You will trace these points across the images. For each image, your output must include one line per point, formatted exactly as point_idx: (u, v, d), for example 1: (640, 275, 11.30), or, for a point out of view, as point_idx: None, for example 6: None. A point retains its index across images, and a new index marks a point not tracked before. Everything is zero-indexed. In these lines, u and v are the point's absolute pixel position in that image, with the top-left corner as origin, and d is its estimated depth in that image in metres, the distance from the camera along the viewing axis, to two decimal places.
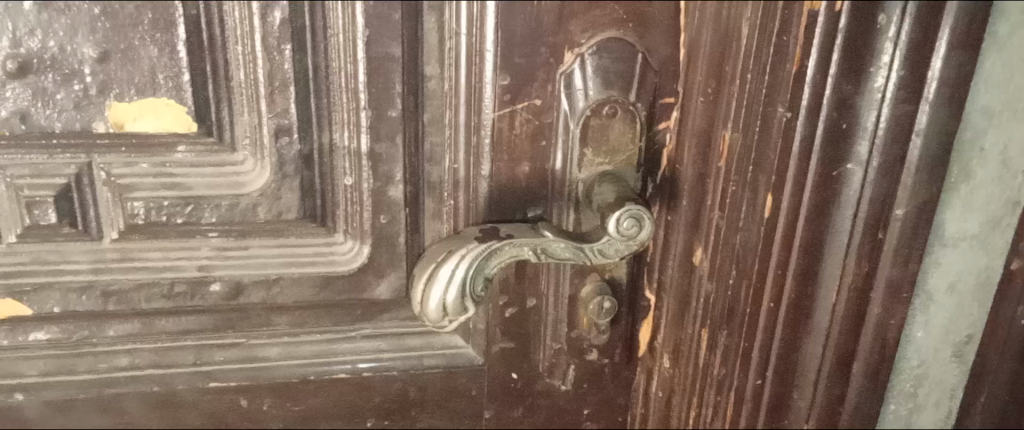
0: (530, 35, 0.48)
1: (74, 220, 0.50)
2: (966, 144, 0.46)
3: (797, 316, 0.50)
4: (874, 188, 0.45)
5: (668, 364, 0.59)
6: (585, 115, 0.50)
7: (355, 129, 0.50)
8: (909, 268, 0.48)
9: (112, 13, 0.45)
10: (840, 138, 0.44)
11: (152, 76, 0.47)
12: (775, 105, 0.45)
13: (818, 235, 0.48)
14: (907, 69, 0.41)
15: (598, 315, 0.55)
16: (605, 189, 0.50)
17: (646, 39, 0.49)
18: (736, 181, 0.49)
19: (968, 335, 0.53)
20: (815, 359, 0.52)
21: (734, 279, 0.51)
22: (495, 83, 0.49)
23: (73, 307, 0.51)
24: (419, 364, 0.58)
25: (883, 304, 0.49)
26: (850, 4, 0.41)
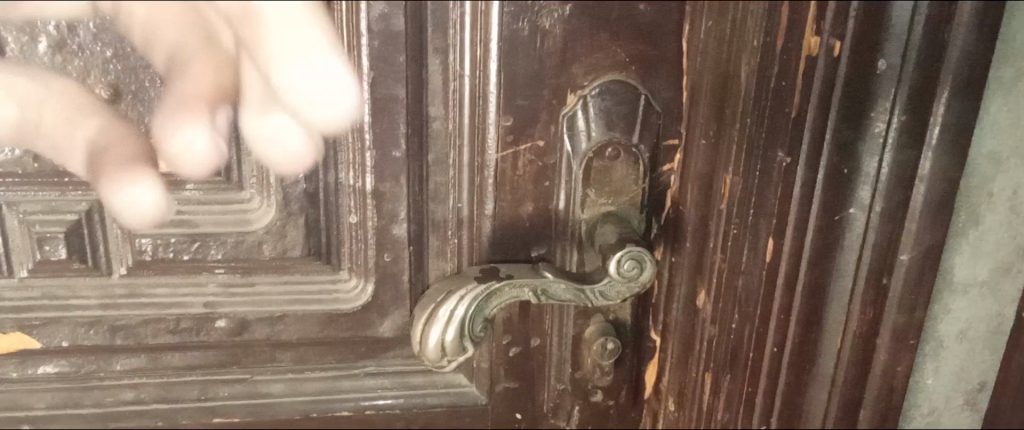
0: (533, 77, 0.48)
1: (84, 256, 0.50)
2: (974, 189, 0.45)
3: (802, 361, 0.50)
4: (877, 234, 0.45)
5: (673, 406, 0.57)
6: (588, 157, 0.50)
7: (360, 169, 0.50)
8: (915, 316, 0.47)
9: (123, 55, 0.45)
10: (840, 184, 0.44)
11: (150, 125, 0.47)
12: (775, 149, 0.44)
13: (820, 281, 0.47)
14: (907, 114, 0.41)
15: (601, 357, 0.55)
16: (606, 230, 0.50)
17: (649, 82, 0.49)
18: (738, 224, 0.46)
19: (980, 382, 0.52)
20: (821, 405, 0.51)
21: (737, 326, 0.49)
22: (498, 124, 0.49)
23: (81, 341, 0.52)
24: (421, 403, 0.58)
25: (890, 351, 0.48)
26: (850, 48, 0.40)
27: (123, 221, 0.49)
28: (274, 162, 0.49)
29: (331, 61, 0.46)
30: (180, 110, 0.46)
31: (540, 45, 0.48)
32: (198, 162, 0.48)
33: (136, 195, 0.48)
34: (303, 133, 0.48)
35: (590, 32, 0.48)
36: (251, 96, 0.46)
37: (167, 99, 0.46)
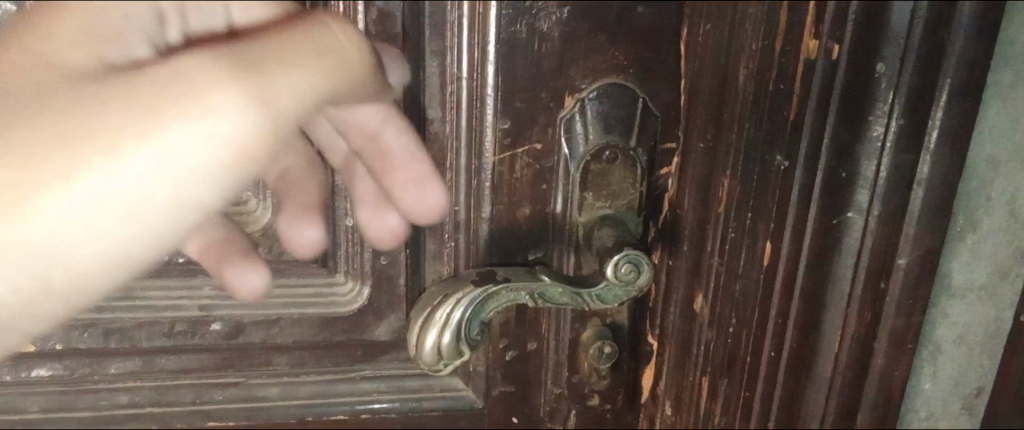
0: (531, 79, 0.48)
1: None
2: (972, 193, 0.45)
3: (799, 367, 0.48)
4: (875, 237, 0.43)
5: (671, 410, 0.57)
6: (585, 160, 0.50)
7: None
8: (913, 321, 0.45)
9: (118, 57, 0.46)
10: (838, 187, 0.43)
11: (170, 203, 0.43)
12: (773, 152, 0.44)
13: (817, 286, 0.46)
14: (906, 117, 0.40)
15: (598, 360, 0.55)
16: (604, 234, 0.50)
17: (647, 85, 0.49)
18: (736, 228, 0.48)
19: (978, 386, 0.50)
20: (820, 413, 0.49)
21: (734, 329, 0.50)
22: (495, 126, 0.49)
23: (75, 344, 0.52)
24: (416, 407, 0.58)
25: (887, 356, 0.46)
26: (847, 50, 0.40)
27: (235, 295, 0.52)
28: (382, 243, 0.53)
29: (423, 162, 0.51)
30: (295, 218, 0.50)
31: (539, 48, 0.48)
32: (311, 245, 0.52)
33: (248, 278, 0.51)
34: (404, 221, 0.52)
35: (588, 35, 0.48)
36: (366, 205, 0.51)
37: (283, 211, 0.50)
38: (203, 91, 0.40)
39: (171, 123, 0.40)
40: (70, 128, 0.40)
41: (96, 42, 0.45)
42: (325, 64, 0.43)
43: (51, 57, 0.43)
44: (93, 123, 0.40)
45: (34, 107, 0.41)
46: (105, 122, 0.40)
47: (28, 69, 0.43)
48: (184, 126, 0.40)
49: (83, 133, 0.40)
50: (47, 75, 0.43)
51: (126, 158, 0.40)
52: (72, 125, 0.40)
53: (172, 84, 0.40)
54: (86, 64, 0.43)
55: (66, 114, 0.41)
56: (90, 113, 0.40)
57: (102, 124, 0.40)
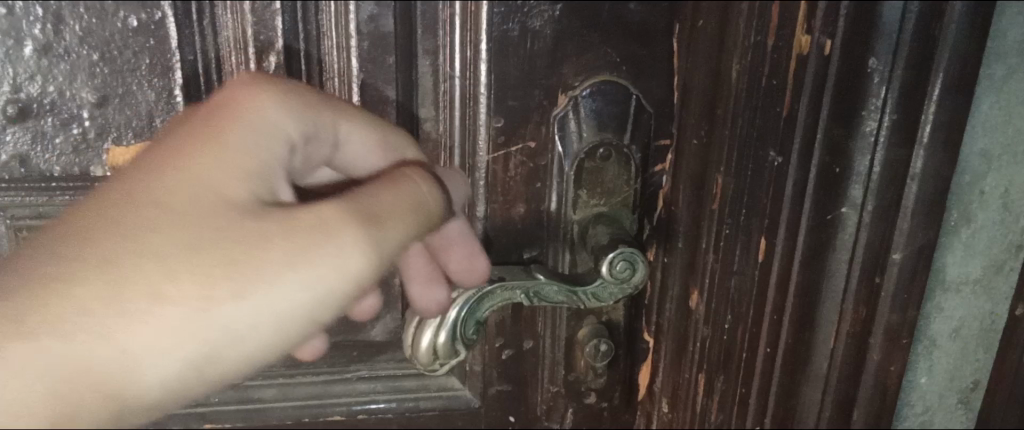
0: (524, 78, 0.48)
1: None
2: (966, 187, 0.45)
3: (795, 362, 0.48)
4: (869, 232, 0.43)
5: (667, 408, 0.57)
6: (580, 158, 0.50)
7: None
8: (908, 313, 0.46)
9: (111, 58, 0.46)
10: (832, 183, 0.43)
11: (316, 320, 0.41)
12: (766, 149, 0.44)
13: (812, 281, 0.46)
14: (900, 111, 0.40)
15: (595, 358, 0.55)
16: (599, 231, 0.50)
17: (641, 82, 0.49)
18: (731, 224, 0.48)
19: (974, 381, 0.51)
20: (815, 406, 0.49)
21: (730, 324, 0.50)
22: (489, 125, 0.49)
23: None
24: (414, 406, 0.58)
25: (882, 350, 0.46)
26: (840, 46, 0.39)
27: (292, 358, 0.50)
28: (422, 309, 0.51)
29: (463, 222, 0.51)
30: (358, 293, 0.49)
31: (530, 46, 0.47)
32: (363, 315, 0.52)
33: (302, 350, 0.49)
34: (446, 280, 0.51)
35: (581, 32, 0.48)
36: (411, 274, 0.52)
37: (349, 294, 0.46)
38: (334, 229, 0.38)
39: (273, 264, 0.37)
40: (215, 264, 0.36)
41: (248, 150, 0.40)
42: (405, 217, 0.41)
43: (233, 162, 0.39)
44: (261, 272, 0.37)
45: (144, 232, 0.36)
46: (250, 267, 0.37)
47: (202, 173, 0.38)
48: (309, 273, 0.38)
49: (233, 271, 0.37)
50: (176, 187, 0.37)
51: (256, 293, 0.37)
52: (204, 245, 0.36)
53: (295, 234, 0.37)
54: (235, 172, 0.38)
55: (211, 245, 0.36)
56: (239, 247, 0.37)
57: (248, 254, 0.37)
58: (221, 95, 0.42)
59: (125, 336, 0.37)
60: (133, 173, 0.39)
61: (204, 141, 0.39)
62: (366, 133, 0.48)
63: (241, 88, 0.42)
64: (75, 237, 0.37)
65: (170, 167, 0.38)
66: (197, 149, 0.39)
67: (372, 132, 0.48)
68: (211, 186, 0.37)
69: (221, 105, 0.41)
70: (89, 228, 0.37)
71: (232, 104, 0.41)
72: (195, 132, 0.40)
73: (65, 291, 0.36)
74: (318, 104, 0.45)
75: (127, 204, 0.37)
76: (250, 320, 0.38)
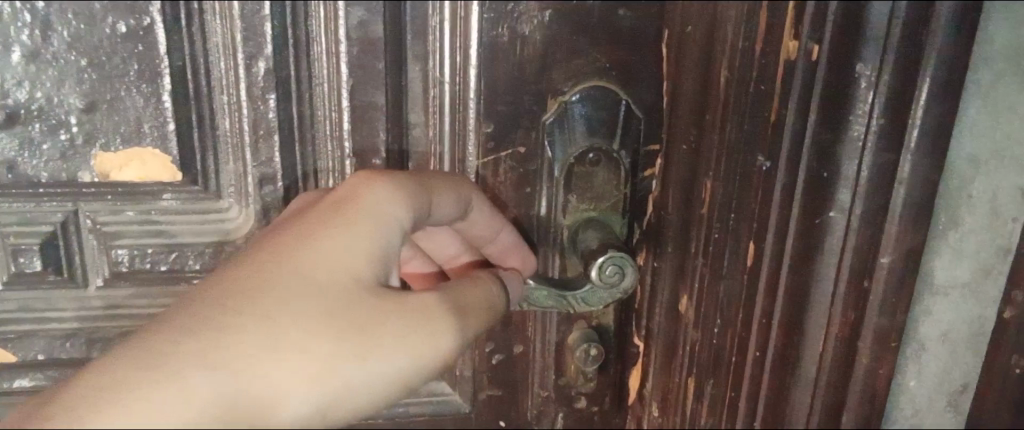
0: (514, 84, 0.48)
1: (60, 267, 0.51)
2: (953, 191, 0.45)
3: (785, 366, 0.49)
4: (857, 236, 0.44)
5: (656, 412, 0.57)
6: (569, 162, 0.50)
7: (341, 176, 0.50)
8: (897, 318, 0.46)
9: (99, 64, 0.46)
10: (819, 188, 0.43)
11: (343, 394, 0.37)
12: (754, 153, 0.43)
13: (802, 285, 0.46)
14: (886, 117, 0.40)
15: (585, 363, 0.55)
16: (588, 236, 0.50)
17: (629, 88, 0.49)
18: (720, 229, 0.47)
19: (964, 384, 0.51)
20: (805, 409, 0.50)
21: (718, 330, 0.50)
22: (478, 131, 0.49)
23: (57, 354, 0.53)
24: (404, 412, 0.58)
25: (871, 353, 0.47)
26: (828, 51, 0.40)
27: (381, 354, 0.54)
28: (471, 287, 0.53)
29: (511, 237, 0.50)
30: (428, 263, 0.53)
31: (520, 51, 0.48)
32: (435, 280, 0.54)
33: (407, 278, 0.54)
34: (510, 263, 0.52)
35: (571, 38, 0.48)
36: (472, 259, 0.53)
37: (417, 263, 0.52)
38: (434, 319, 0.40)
39: (389, 344, 0.38)
40: (342, 333, 0.37)
41: (374, 237, 0.40)
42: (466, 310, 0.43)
43: (363, 245, 0.40)
44: (379, 344, 0.38)
45: (265, 302, 0.37)
46: (370, 335, 0.38)
47: (333, 259, 0.39)
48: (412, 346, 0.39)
49: (354, 340, 0.37)
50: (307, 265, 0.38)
51: (374, 361, 0.37)
52: (331, 318, 0.37)
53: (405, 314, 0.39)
54: (361, 252, 0.39)
55: (338, 314, 0.37)
56: (365, 321, 0.38)
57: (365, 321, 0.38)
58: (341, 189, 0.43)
59: (247, 392, 0.34)
60: (255, 263, 0.39)
61: (332, 228, 0.40)
62: (449, 202, 0.46)
63: (362, 183, 0.42)
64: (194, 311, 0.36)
65: (294, 256, 0.39)
66: (324, 236, 0.40)
67: (458, 198, 0.47)
68: (337, 269, 0.38)
69: (340, 200, 0.42)
70: (203, 304, 0.37)
71: (354, 201, 0.42)
72: (320, 223, 0.40)
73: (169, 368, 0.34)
74: (435, 188, 0.45)
75: (258, 286, 0.37)
76: (370, 389, 0.37)
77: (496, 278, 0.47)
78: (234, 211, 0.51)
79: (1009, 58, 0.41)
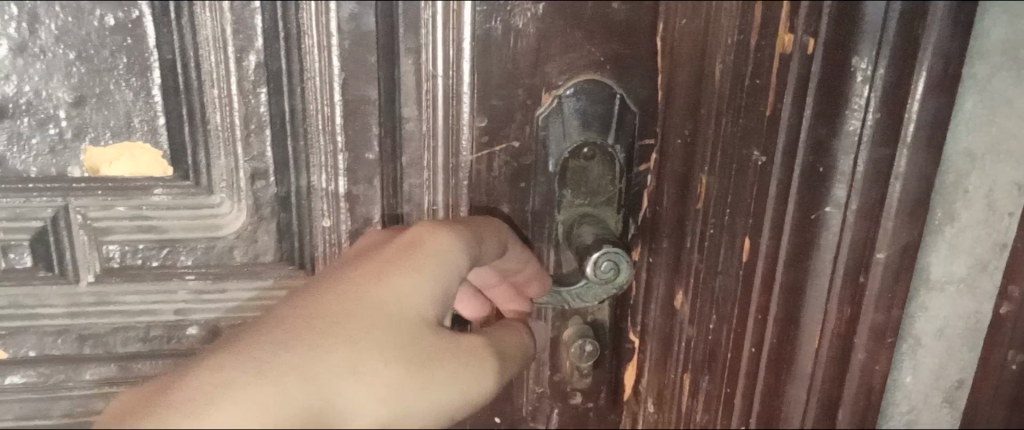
0: (507, 77, 0.48)
1: (50, 264, 0.51)
2: (950, 187, 0.44)
3: (780, 362, 0.48)
4: (853, 231, 0.43)
5: (652, 408, 0.57)
6: (564, 157, 0.50)
7: (332, 171, 0.50)
8: (892, 314, 0.46)
9: (87, 57, 0.46)
10: (814, 182, 0.43)
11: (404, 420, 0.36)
12: (750, 148, 0.44)
13: (798, 280, 0.45)
14: (883, 112, 0.40)
15: (581, 358, 0.55)
16: (584, 230, 0.50)
17: (624, 81, 0.49)
18: (715, 224, 0.47)
19: (959, 380, 0.51)
20: (801, 406, 0.49)
21: (714, 325, 0.50)
22: (472, 124, 0.49)
23: (49, 350, 0.53)
24: None
25: (867, 349, 0.47)
26: (823, 44, 0.39)
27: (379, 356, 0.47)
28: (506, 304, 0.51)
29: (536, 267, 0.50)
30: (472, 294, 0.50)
31: (513, 44, 0.47)
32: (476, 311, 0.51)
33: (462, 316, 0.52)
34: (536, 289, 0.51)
35: (565, 31, 0.47)
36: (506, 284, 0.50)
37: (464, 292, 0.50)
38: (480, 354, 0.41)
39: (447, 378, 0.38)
40: (403, 367, 0.37)
41: (436, 280, 0.41)
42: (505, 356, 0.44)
43: (428, 287, 0.40)
44: (434, 381, 0.38)
45: (330, 336, 0.36)
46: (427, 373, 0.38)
47: (398, 299, 0.39)
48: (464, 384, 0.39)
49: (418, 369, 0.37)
50: (373, 306, 0.38)
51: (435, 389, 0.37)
52: (397, 349, 0.37)
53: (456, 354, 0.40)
54: (425, 293, 0.40)
55: (400, 347, 0.37)
56: (425, 356, 0.38)
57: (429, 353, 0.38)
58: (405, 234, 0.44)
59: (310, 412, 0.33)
60: (321, 301, 0.39)
61: (400, 268, 0.41)
62: (495, 246, 0.47)
63: (425, 234, 0.43)
64: (256, 343, 0.36)
65: (361, 294, 0.39)
66: (392, 277, 0.40)
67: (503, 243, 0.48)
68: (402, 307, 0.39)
69: (404, 245, 0.43)
70: (264, 336, 0.36)
71: (417, 245, 0.43)
72: (386, 265, 0.41)
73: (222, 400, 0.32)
74: (484, 232, 0.46)
75: (323, 321, 0.37)
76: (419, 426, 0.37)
77: (525, 328, 0.49)
78: (225, 207, 0.51)
79: (1007, 51, 0.41)
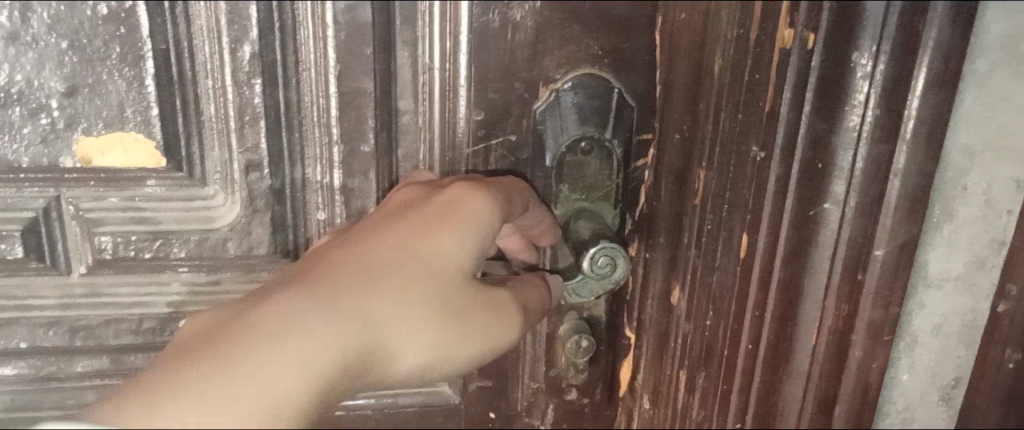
0: (505, 70, 0.48)
1: (41, 255, 0.50)
2: (947, 183, 0.44)
3: (776, 358, 0.48)
4: (852, 227, 0.43)
5: (648, 404, 0.57)
6: (562, 151, 0.49)
7: (327, 164, 0.50)
8: (890, 311, 0.45)
9: (80, 47, 0.45)
10: (814, 178, 0.42)
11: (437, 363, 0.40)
12: (749, 143, 0.43)
13: (796, 276, 0.45)
14: (882, 107, 0.39)
15: (576, 355, 0.54)
16: (581, 225, 0.50)
17: (623, 76, 0.49)
18: (712, 221, 0.47)
19: (955, 378, 0.51)
20: (796, 402, 0.49)
21: (711, 322, 0.49)
22: (469, 118, 0.49)
23: (40, 342, 0.52)
24: (392, 403, 0.58)
25: (865, 346, 0.47)
26: (824, 38, 0.39)
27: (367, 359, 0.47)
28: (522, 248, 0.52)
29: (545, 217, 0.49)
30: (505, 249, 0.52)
31: (510, 37, 0.47)
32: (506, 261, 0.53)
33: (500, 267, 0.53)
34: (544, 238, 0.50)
35: (563, 25, 0.47)
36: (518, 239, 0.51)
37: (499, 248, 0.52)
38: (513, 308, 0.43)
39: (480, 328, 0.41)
40: (441, 322, 0.39)
41: (474, 241, 0.41)
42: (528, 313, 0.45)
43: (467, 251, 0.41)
44: (468, 334, 0.40)
45: (363, 295, 0.38)
46: (462, 322, 0.40)
47: (443, 254, 0.40)
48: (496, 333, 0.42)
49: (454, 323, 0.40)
50: (416, 265, 0.39)
51: (469, 340, 0.40)
52: (436, 307, 0.39)
53: (486, 308, 0.42)
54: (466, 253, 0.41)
55: (438, 305, 0.39)
56: (460, 312, 0.40)
57: (464, 306, 0.40)
58: (442, 193, 0.43)
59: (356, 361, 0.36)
60: (366, 253, 0.40)
61: (436, 232, 0.41)
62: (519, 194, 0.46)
63: (462, 193, 0.43)
64: (291, 293, 0.37)
65: (406, 251, 0.40)
66: (428, 240, 0.40)
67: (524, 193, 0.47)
68: (442, 267, 0.40)
69: (442, 206, 0.42)
70: (315, 281, 0.38)
71: (454, 207, 0.42)
72: (425, 228, 0.41)
73: (267, 343, 0.33)
74: (518, 200, 0.46)
75: (368, 274, 0.39)
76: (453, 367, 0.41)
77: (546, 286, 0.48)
78: (219, 199, 0.50)
79: (1007, 47, 0.40)
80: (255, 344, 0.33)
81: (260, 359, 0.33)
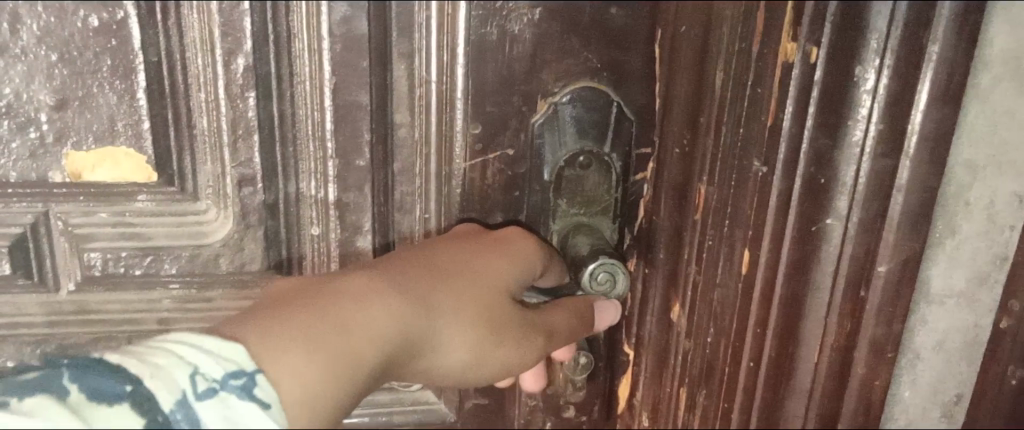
0: (503, 83, 0.47)
1: (29, 271, 0.49)
2: (950, 198, 0.43)
3: (777, 377, 0.47)
4: (854, 245, 0.42)
5: (647, 422, 0.56)
6: (560, 165, 0.48)
7: (322, 178, 0.49)
8: (893, 328, 0.45)
9: (70, 59, 0.44)
10: (815, 195, 0.42)
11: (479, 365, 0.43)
12: (749, 158, 0.42)
13: (799, 291, 0.45)
14: (885, 122, 0.39)
15: (575, 371, 0.54)
16: (580, 240, 0.49)
17: (622, 89, 0.48)
18: (713, 236, 0.46)
19: (958, 394, 0.50)
20: (798, 420, 0.49)
21: (712, 339, 0.48)
22: (466, 131, 0.48)
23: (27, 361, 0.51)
24: (386, 421, 0.57)
25: (867, 364, 0.46)
26: (827, 51, 0.38)
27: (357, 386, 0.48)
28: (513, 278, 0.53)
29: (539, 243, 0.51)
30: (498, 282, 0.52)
31: (508, 50, 0.46)
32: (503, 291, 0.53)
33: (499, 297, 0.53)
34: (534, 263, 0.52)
35: (561, 38, 0.46)
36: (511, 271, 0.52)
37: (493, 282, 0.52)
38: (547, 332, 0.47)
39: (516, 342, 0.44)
40: (488, 329, 0.43)
41: (522, 268, 0.46)
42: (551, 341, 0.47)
43: (516, 273, 0.45)
44: (507, 344, 0.44)
45: (420, 291, 0.41)
46: (505, 332, 0.44)
47: (497, 271, 0.45)
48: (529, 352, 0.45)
49: (497, 331, 0.43)
50: (474, 276, 0.44)
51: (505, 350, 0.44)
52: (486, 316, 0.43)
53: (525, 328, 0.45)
54: (515, 275, 0.45)
55: (489, 314, 0.43)
56: (503, 324, 0.44)
57: (508, 319, 0.44)
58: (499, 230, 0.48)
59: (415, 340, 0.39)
60: (433, 255, 0.44)
61: (490, 253, 0.45)
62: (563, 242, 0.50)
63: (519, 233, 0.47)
64: (370, 278, 0.39)
65: (466, 262, 0.44)
66: (483, 260, 0.44)
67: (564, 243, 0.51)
68: (495, 281, 0.44)
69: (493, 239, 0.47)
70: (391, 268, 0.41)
71: (507, 239, 0.47)
72: (474, 251, 0.45)
73: (344, 325, 0.35)
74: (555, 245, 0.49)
75: (436, 271, 0.43)
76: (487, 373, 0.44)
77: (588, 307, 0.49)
78: (211, 214, 0.50)
79: (1009, 61, 0.40)
80: (345, 300, 0.36)
81: (342, 338, 0.34)
